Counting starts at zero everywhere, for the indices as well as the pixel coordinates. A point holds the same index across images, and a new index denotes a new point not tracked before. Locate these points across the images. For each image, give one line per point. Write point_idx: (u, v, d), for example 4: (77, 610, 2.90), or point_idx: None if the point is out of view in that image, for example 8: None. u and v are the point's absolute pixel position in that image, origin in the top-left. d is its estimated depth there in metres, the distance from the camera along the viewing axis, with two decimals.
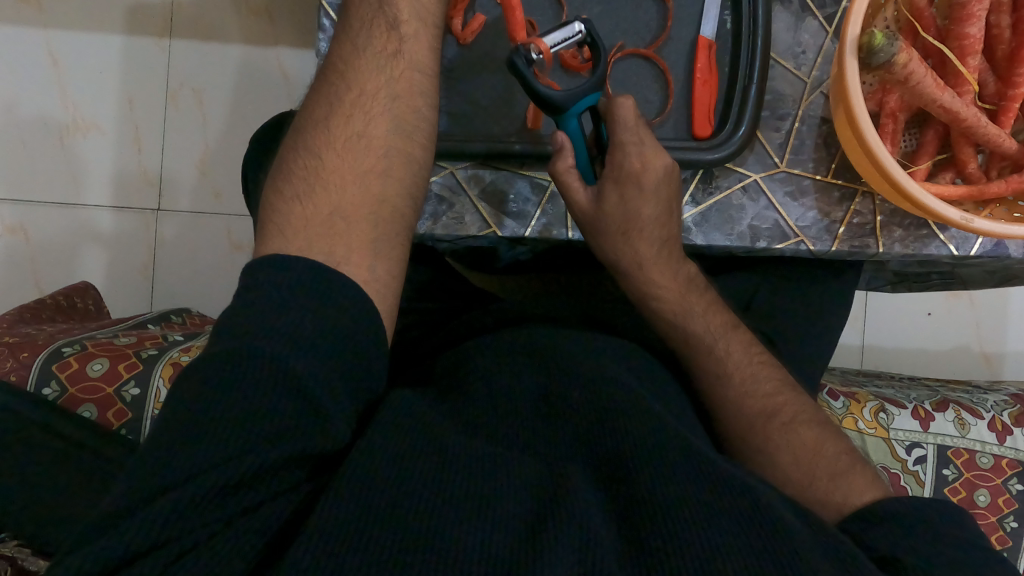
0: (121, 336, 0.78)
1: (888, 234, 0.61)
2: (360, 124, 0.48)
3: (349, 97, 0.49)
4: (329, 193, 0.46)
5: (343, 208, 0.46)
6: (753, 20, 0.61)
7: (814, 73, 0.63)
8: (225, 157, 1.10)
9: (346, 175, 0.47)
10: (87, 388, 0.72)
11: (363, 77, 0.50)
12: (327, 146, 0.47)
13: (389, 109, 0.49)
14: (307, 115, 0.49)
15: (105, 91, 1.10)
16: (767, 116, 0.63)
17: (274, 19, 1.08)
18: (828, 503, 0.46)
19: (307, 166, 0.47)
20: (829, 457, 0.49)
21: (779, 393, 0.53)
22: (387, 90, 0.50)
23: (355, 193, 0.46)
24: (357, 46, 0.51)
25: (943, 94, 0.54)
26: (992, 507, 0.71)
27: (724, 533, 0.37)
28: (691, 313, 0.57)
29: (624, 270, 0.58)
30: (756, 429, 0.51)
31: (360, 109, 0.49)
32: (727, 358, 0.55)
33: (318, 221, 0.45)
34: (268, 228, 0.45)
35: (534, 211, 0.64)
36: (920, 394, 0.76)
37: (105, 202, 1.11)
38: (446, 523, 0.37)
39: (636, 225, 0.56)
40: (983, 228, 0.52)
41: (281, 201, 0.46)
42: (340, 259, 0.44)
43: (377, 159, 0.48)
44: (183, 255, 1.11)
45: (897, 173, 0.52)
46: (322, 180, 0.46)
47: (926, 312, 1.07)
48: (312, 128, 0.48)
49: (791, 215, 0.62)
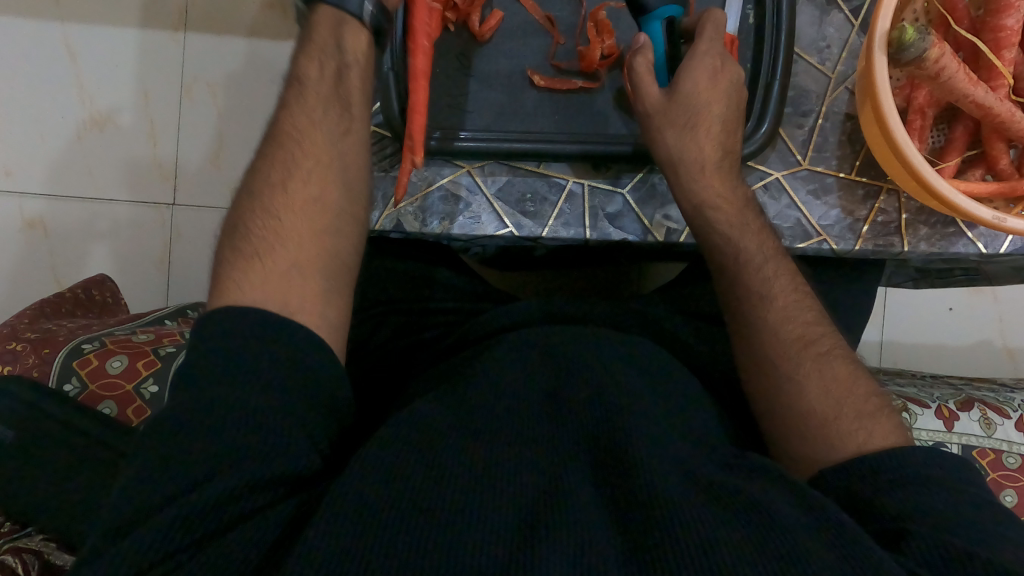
0: (139, 333, 0.79)
1: (914, 233, 0.60)
2: (315, 185, 0.50)
3: (302, 157, 0.51)
4: (289, 252, 0.47)
5: (300, 263, 0.47)
6: (778, 12, 0.59)
7: (839, 68, 0.61)
8: (241, 151, 1.10)
9: (304, 233, 0.48)
10: (107, 385, 0.72)
11: (315, 141, 0.52)
12: (281, 206, 0.48)
13: (341, 173, 0.52)
14: (262, 174, 0.50)
15: (121, 86, 1.10)
16: (790, 113, 0.62)
17: (288, 13, 1.08)
18: (848, 441, 0.44)
19: (260, 224, 0.47)
20: (860, 395, 0.47)
21: (816, 324, 0.50)
22: (337, 156, 0.52)
23: (308, 250, 0.47)
24: (313, 117, 0.53)
25: (976, 89, 0.53)
26: (1019, 508, 0.69)
27: (740, 538, 0.36)
28: (748, 228, 0.55)
29: (681, 165, 0.56)
30: (791, 355, 0.48)
31: (314, 172, 0.50)
32: (773, 279, 0.52)
33: (277, 276, 0.46)
34: (225, 282, 0.45)
35: (551, 211, 0.64)
36: (944, 393, 0.74)
37: (122, 196, 1.11)
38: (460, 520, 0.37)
39: (703, 122, 0.56)
40: (1016, 227, 0.51)
41: (239, 258, 0.46)
42: (292, 310, 0.45)
43: (332, 222, 0.50)
44: (197, 249, 1.12)
45: (926, 170, 0.51)
46: (282, 239, 0.47)
47: (947, 308, 1.05)
48: (269, 188, 0.49)
49: (814, 213, 0.61)
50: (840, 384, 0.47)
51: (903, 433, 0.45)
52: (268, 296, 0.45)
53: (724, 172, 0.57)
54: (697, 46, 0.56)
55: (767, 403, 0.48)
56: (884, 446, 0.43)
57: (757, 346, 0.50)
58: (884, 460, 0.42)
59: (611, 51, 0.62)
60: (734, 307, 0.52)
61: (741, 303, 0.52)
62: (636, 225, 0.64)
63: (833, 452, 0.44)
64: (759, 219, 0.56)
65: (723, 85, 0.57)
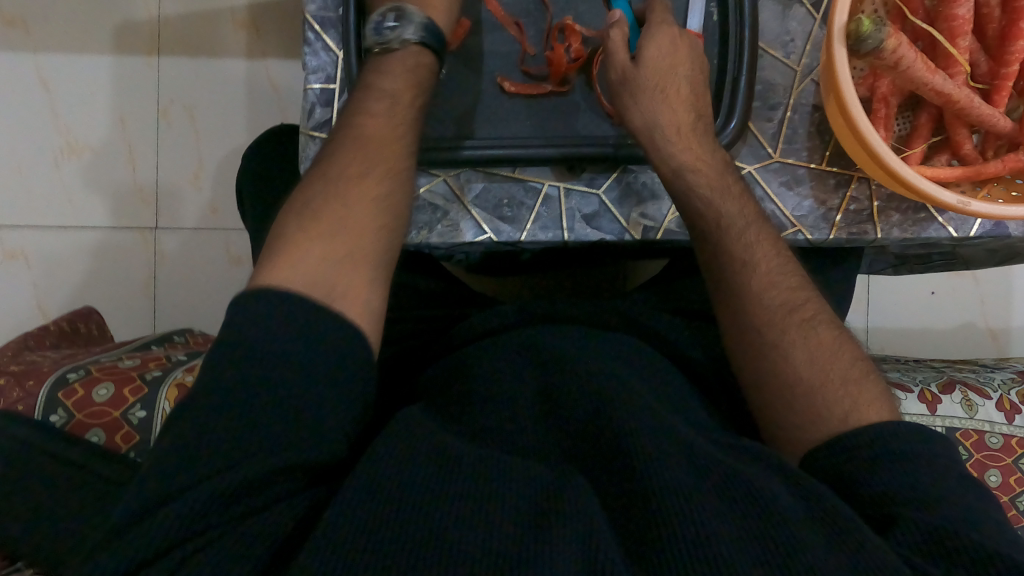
0: (125, 359, 0.78)
1: (886, 219, 0.61)
2: (383, 193, 0.49)
3: (374, 163, 0.50)
4: (349, 240, 0.46)
5: (354, 253, 0.45)
6: (740, 9, 0.60)
7: (804, 61, 0.62)
8: (223, 171, 1.10)
9: (368, 227, 0.47)
10: (94, 413, 0.72)
11: (392, 152, 0.51)
12: (349, 203, 0.47)
13: (406, 181, 0.51)
14: (337, 161, 0.49)
15: (97, 112, 1.10)
16: (758, 107, 0.62)
17: (262, 32, 1.08)
18: (835, 409, 0.44)
19: (323, 215, 0.46)
20: (845, 360, 0.47)
21: (799, 290, 0.50)
22: (405, 175, 0.51)
23: (367, 248, 0.46)
24: (394, 129, 0.52)
25: (934, 77, 0.54)
26: (1004, 487, 0.70)
27: (727, 529, 0.37)
28: (728, 193, 0.55)
29: (657, 130, 0.57)
30: (775, 320, 0.48)
31: (384, 179, 0.49)
32: (755, 245, 0.52)
33: (336, 261, 0.44)
34: (281, 254, 0.44)
35: (529, 214, 0.64)
36: (926, 376, 0.75)
37: (104, 222, 1.11)
38: (456, 518, 0.37)
39: (673, 86, 0.57)
40: (981, 210, 0.51)
41: (301, 238, 0.45)
42: (334, 295, 0.43)
43: (392, 225, 0.49)
44: (183, 272, 1.11)
45: (890, 156, 0.52)
46: (346, 226, 0.46)
47: (928, 292, 1.06)
48: (344, 176, 0.48)
49: (788, 205, 0.61)
50: (825, 351, 0.47)
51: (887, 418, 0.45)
52: (313, 281, 0.43)
53: (698, 132, 0.57)
54: (651, 19, 0.59)
55: (752, 375, 0.48)
56: (872, 417, 0.44)
57: (744, 320, 0.49)
58: (862, 444, 0.42)
59: (578, 54, 0.62)
60: (718, 275, 0.52)
61: (733, 271, 0.51)
62: (613, 225, 0.64)
63: (818, 425, 0.45)
64: (738, 183, 0.56)
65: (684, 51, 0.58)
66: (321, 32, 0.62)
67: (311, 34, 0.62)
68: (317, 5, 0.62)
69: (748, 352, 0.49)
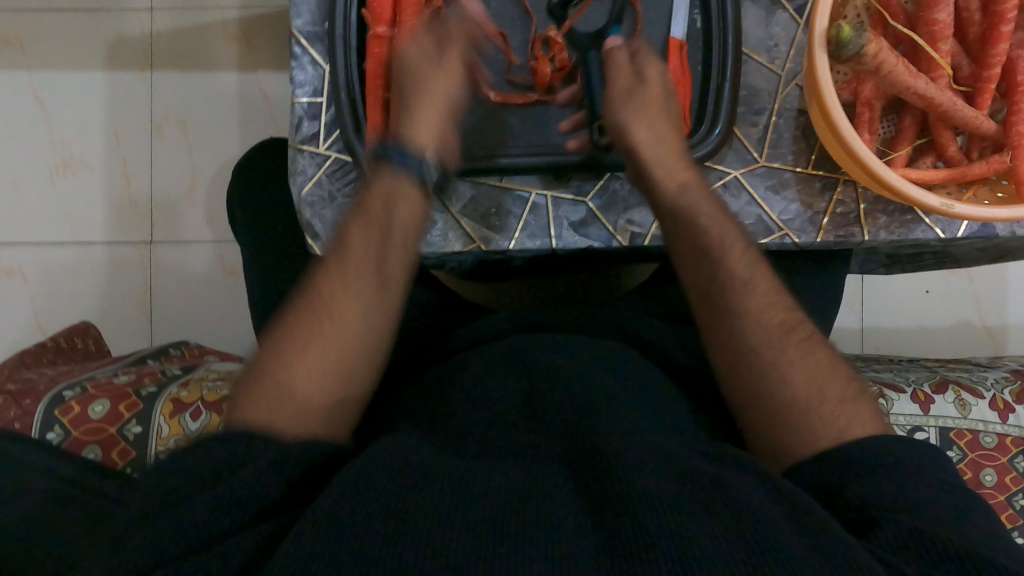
0: (120, 375, 0.79)
1: (874, 222, 0.61)
2: (334, 349, 0.48)
3: (325, 317, 0.49)
4: (318, 362, 0.47)
5: (321, 374, 0.47)
6: (723, 16, 0.60)
7: (788, 66, 0.63)
8: (217, 184, 1.10)
9: (335, 349, 0.48)
10: (90, 430, 0.72)
11: (346, 307, 0.49)
12: (299, 366, 0.47)
13: (377, 298, 0.51)
14: (314, 285, 0.51)
15: (91, 129, 1.10)
16: (743, 112, 0.63)
17: (252, 44, 1.08)
18: (831, 426, 0.44)
19: (274, 384, 0.46)
20: (840, 380, 0.47)
21: (792, 312, 0.50)
22: (363, 321, 0.49)
23: (324, 404, 0.47)
24: (348, 280, 0.50)
25: (916, 80, 0.54)
26: (999, 486, 0.70)
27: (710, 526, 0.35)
28: (717, 218, 0.55)
29: (651, 153, 0.56)
30: (773, 338, 0.48)
31: (337, 333, 0.48)
32: (746, 266, 0.52)
33: (301, 389, 0.46)
34: (256, 381, 0.47)
35: (517, 223, 0.64)
36: (919, 376, 0.75)
37: (100, 238, 1.11)
38: (442, 518, 0.36)
39: (665, 112, 0.58)
40: (965, 212, 0.52)
41: (274, 364, 0.47)
42: (295, 413, 0.45)
43: (361, 346, 0.49)
44: (178, 285, 1.12)
45: (873, 162, 0.52)
46: (313, 351, 0.48)
47: (923, 291, 1.06)
48: (317, 301, 0.49)
49: (774, 209, 0.62)
50: (820, 370, 0.47)
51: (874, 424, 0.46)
52: (278, 405, 0.45)
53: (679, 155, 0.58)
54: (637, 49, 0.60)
55: (748, 391, 0.48)
56: (861, 432, 0.44)
57: (741, 337, 0.49)
58: (852, 449, 0.42)
59: (564, 64, 0.62)
60: (711, 296, 0.51)
61: (728, 288, 0.51)
62: (600, 233, 0.64)
63: (813, 439, 0.44)
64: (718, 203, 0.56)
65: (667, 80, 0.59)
66: (308, 47, 0.62)
67: (297, 49, 0.62)
68: (304, 20, 0.62)
69: (741, 372, 0.48)
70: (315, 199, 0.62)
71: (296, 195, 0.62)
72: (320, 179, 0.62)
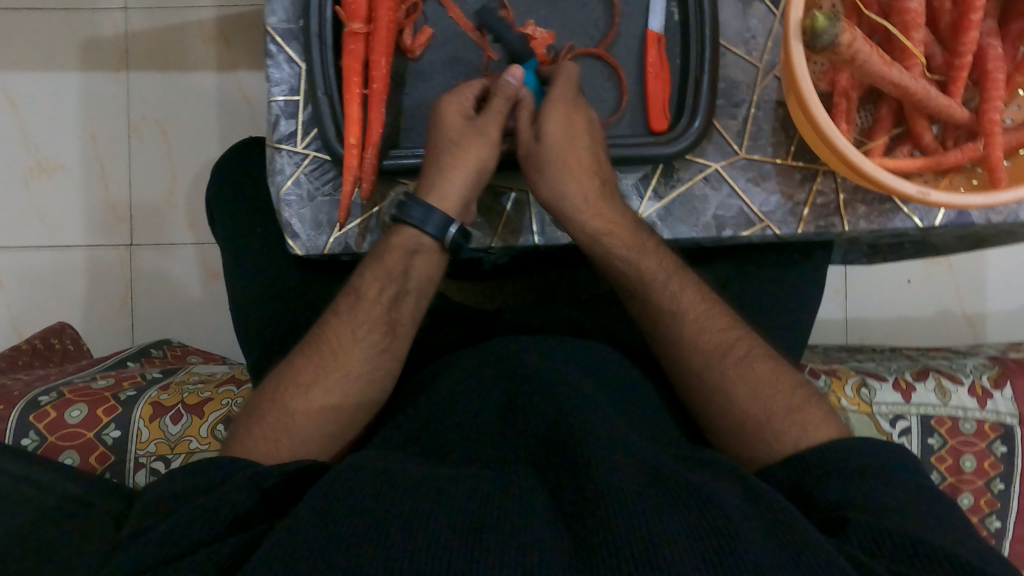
0: (98, 379, 0.78)
1: (853, 212, 0.61)
2: (338, 396, 0.53)
3: (332, 364, 0.54)
4: (318, 400, 0.52)
5: (320, 413, 0.52)
6: (699, 8, 0.60)
7: (765, 57, 0.63)
8: (195, 186, 1.09)
9: (336, 393, 0.53)
10: (67, 435, 0.71)
11: (353, 358, 0.54)
12: (304, 409, 0.52)
13: (379, 354, 0.55)
14: (329, 328, 0.56)
15: (65, 130, 1.08)
16: (722, 104, 0.63)
17: (228, 43, 1.07)
18: (786, 439, 0.46)
19: (282, 419, 0.52)
20: (785, 390, 0.49)
21: (730, 329, 0.53)
22: (367, 371, 0.54)
23: (315, 439, 0.52)
24: (356, 333, 0.55)
25: (891, 69, 0.54)
26: (979, 472, 0.71)
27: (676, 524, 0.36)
28: (645, 250, 0.56)
29: (566, 203, 0.57)
30: (711, 363, 0.51)
31: (341, 382, 0.53)
32: (681, 295, 0.54)
33: (299, 422, 0.52)
34: (265, 404, 0.53)
35: (498, 222, 0.63)
36: (901, 366, 0.76)
37: (77, 241, 1.10)
38: (404, 521, 0.36)
39: (574, 159, 0.57)
40: (941, 199, 0.52)
41: (282, 393, 0.53)
42: (289, 439, 0.51)
43: (359, 398, 0.54)
44: (158, 288, 1.10)
45: (848, 150, 0.52)
46: (317, 390, 0.53)
47: (905, 281, 1.07)
48: (328, 346, 0.54)
49: (756, 201, 0.61)
50: (764, 385, 0.49)
51: (831, 425, 0.47)
52: (279, 431, 0.51)
53: (607, 198, 0.57)
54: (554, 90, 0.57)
55: (709, 413, 0.50)
56: (817, 437, 0.46)
57: (684, 365, 0.52)
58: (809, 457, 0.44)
59: (542, 60, 0.61)
60: (652, 328, 0.54)
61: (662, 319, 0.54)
62: None
63: (769, 451, 0.47)
64: (653, 240, 0.57)
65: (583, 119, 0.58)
66: (283, 45, 0.61)
67: (273, 46, 0.61)
68: (279, 18, 0.61)
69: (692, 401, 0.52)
70: (294, 198, 0.61)
71: (275, 194, 0.61)
72: (298, 178, 0.61)
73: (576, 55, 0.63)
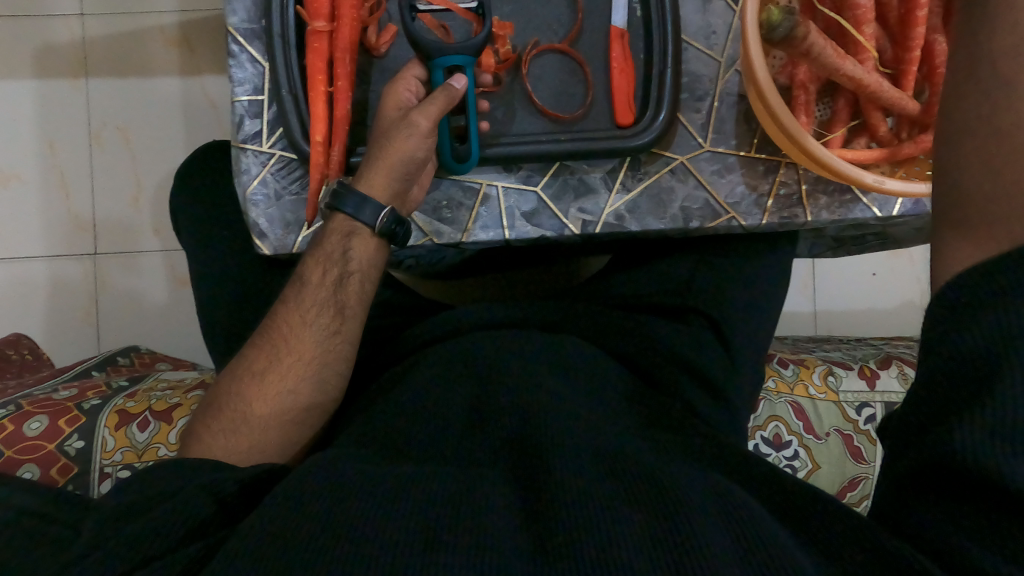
0: (60, 391, 0.76)
1: (814, 202, 0.62)
2: (292, 381, 0.54)
3: (284, 350, 0.55)
4: (272, 387, 0.54)
5: (276, 401, 0.53)
6: (661, 4, 0.61)
7: (726, 52, 0.64)
8: (160, 192, 1.07)
9: (289, 379, 0.54)
10: (26, 449, 0.69)
11: (303, 343, 0.55)
12: (260, 398, 0.53)
13: (326, 338, 0.55)
14: (279, 315, 0.56)
15: (23, 138, 1.06)
16: (686, 99, 0.64)
17: (193, 47, 1.05)
18: None
19: (240, 409, 0.53)
20: None
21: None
22: (319, 355, 0.55)
23: (273, 428, 0.53)
24: (304, 318, 0.55)
25: (845, 62, 0.56)
26: None
27: (634, 518, 0.36)
28: None
29: None
30: None
31: (293, 368, 0.54)
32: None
33: (256, 411, 0.53)
34: (226, 395, 0.55)
35: (468, 216, 0.62)
36: (866, 354, 0.78)
37: (36, 251, 1.07)
38: (366, 522, 0.36)
39: None
40: (896, 187, 0.54)
41: (241, 384, 0.55)
42: (251, 431, 0.53)
43: (311, 382, 0.54)
44: (122, 298, 1.08)
45: (798, 132, 0.53)
46: (270, 377, 0.54)
47: (870, 274, 1.10)
48: (278, 332, 0.56)
49: (721, 192, 0.62)
50: None
51: None
52: (240, 422, 0.53)
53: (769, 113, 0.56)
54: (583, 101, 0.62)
55: None
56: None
57: None
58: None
59: (507, 57, 0.61)
60: None
61: None
62: (553, 222, 0.62)
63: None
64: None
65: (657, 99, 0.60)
66: (245, 45, 0.61)
67: (234, 46, 0.60)
68: (240, 18, 0.61)
69: None
70: (261, 198, 0.61)
71: (241, 194, 0.61)
72: (265, 178, 0.61)
73: (541, 51, 0.63)
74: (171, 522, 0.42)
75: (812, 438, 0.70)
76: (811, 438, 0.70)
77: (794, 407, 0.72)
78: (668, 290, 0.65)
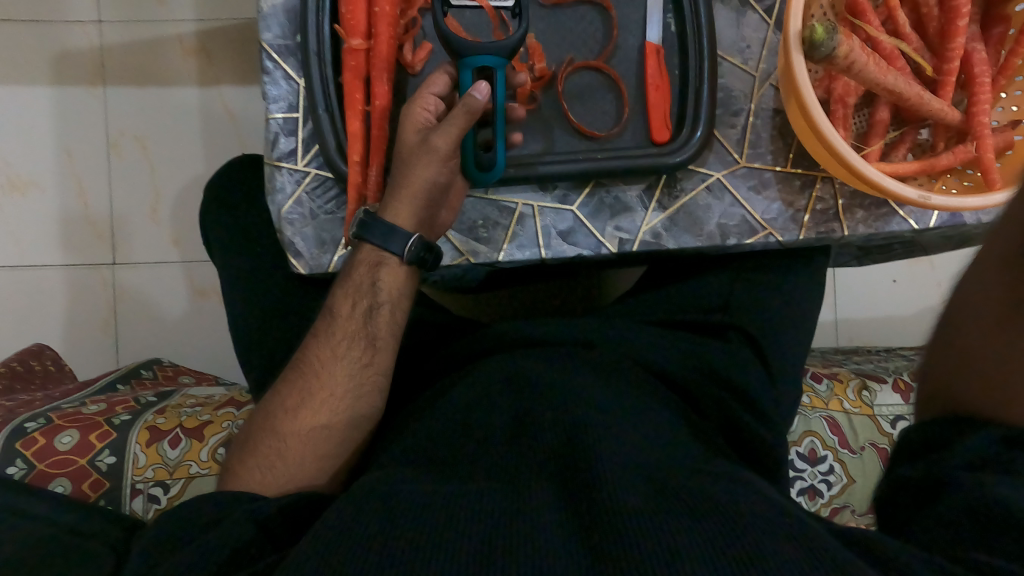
0: (89, 405, 0.76)
1: (852, 217, 0.62)
2: (326, 415, 0.54)
3: (316, 384, 0.55)
4: (305, 422, 0.54)
5: (309, 439, 0.53)
6: (696, 19, 0.61)
7: (761, 66, 0.63)
8: (180, 202, 1.07)
9: (322, 414, 0.54)
10: (57, 463, 0.69)
11: (335, 375, 0.55)
12: (294, 432, 0.53)
13: (358, 372, 0.55)
14: (309, 350, 0.57)
15: (42, 147, 1.06)
16: (721, 114, 0.63)
17: (212, 56, 1.05)
18: None
19: (274, 445, 0.53)
20: None
21: None
22: (353, 388, 0.55)
23: (309, 463, 0.53)
24: (336, 350, 0.56)
25: (887, 77, 0.56)
26: None
27: (695, 538, 0.35)
28: None
29: None
30: None
31: (327, 402, 0.54)
32: None
33: (289, 448, 0.53)
34: (259, 430, 0.55)
35: (504, 235, 0.62)
36: (898, 367, 0.77)
37: (55, 261, 1.07)
38: (423, 545, 0.36)
39: None
40: (942, 203, 0.53)
41: (273, 420, 0.54)
42: (287, 467, 0.52)
43: (345, 416, 0.54)
44: (142, 307, 1.08)
45: (841, 149, 0.53)
46: (303, 413, 0.54)
47: (891, 281, 1.09)
48: (309, 367, 0.56)
49: (757, 209, 0.62)
50: None
51: None
52: (274, 461, 0.53)
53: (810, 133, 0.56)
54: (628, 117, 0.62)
55: None
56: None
57: None
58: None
59: (543, 73, 0.61)
60: None
61: None
62: (589, 240, 0.62)
63: None
64: None
65: (694, 115, 0.60)
66: (280, 61, 0.61)
67: (269, 63, 0.60)
68: (275, 34, 0.60)
69: None
70: (296, 217, 0.60)
71: (275, 214, 0.60)
72: (300, 197, 0.61)
73: (576, 68, 0.63)
74: (216, 545, 0.42)
75: (847, 453, 0.70)
76: (846, 453, 0.70)
77: (829, 422, 0.71)
78: (706, 309, 0.65)
